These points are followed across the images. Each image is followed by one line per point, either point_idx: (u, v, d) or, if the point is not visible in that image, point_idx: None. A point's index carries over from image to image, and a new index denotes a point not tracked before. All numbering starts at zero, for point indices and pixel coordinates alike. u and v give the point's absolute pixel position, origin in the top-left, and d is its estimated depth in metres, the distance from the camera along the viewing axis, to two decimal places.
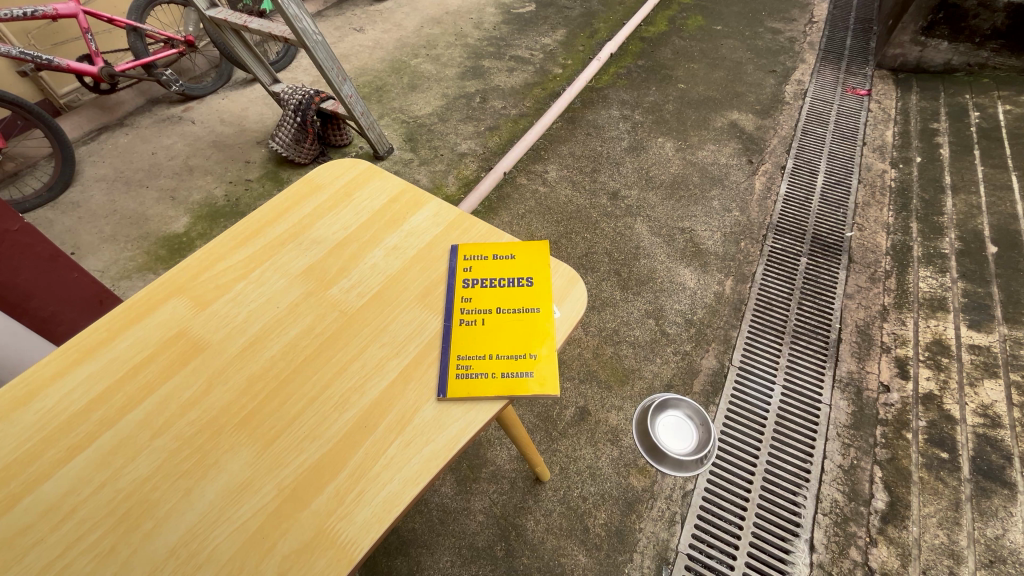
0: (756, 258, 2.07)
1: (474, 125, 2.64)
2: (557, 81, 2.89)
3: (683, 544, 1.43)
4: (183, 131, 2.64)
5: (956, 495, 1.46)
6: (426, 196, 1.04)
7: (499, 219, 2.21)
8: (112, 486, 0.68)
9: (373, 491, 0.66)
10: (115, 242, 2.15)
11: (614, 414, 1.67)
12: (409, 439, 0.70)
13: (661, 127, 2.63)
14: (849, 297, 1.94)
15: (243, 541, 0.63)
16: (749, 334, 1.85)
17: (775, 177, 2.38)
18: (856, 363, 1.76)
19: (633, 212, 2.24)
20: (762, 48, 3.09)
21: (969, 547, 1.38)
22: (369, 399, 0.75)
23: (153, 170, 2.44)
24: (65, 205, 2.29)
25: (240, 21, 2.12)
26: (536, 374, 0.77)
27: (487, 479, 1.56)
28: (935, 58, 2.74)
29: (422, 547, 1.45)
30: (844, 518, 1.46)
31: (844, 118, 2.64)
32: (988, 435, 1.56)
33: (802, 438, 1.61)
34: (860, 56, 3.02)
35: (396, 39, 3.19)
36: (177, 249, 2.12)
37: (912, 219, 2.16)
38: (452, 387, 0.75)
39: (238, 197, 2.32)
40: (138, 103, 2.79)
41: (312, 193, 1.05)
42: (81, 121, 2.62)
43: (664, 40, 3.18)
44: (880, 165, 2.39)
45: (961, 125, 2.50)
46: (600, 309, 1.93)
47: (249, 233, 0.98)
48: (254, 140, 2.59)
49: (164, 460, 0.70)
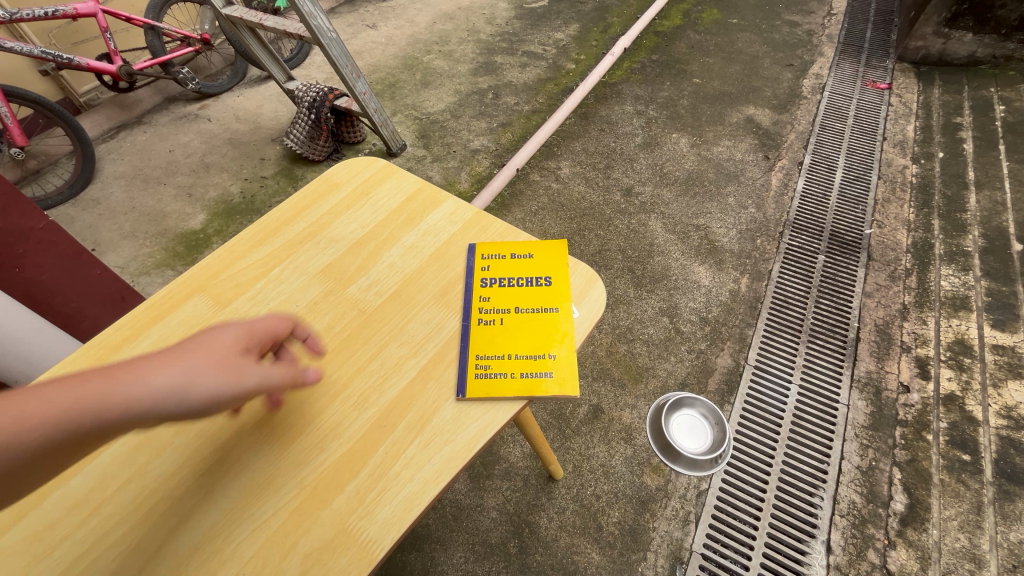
0: (772, 256, 2.04)
1: (486, 121, 2.63)
2: (571, 76, 2.87)
3: (697, 543, 1.42)
4: (199, 129, 2.66)
5: (977, 498, 1.45)
6: (443, 195, 1.04)
7: (512, 216, 2.21)
8: (138, 482, 0.69)
9: (394, 490, 0.66)
10: (134, 239, 2.19)
11: (628, 412, 1.67)
12: (429, 439, 0.71)
13: (676, 122, 2.60)
14: (868, 295, 1.90)
15: (266, 538, 0.64)
16: (766, 333, 1.83)
17: (792, 173, 2.34)
18: (875, 363, 1.73)
19: (647, 209, 2.22)
20: (779, 41, 3.04)
21: (992, 551, 1.37)
22: (389, 398, 0.75)
23: (170, 167, 2.47)
24: (86, 202, 2.33)
25: (255, 19, 2.13)
26: (554, 374, 0.76)
27: (500, 477, 1.56)
28: (959, 50, 2.68)
29: (436, 543, 1.45)
30: (862, 519, 1.44)
31: (863, 112, 2.59)
32: (1012, 437, 1.54)
33: (819, 438, 1.59)
34: (881, 49, 2.95)
35: (409, 35, 3.19)
36: (195, 246, 2.15)
37: (934, 216, 2.12)
38: (472, 388, 0.74)
39: (253, 194, 2.35)
40: (156, 101, 2.82)
41: (330, 191, 1.05)
42: (100, 119, 2.66)
43: (679, 34, 3.14)
44: (901, 160, 2.34)
45: (985, 119, 2.45)
46: (614, 306, 1.91)
47: (268, 231, 0.98)
48: (270, 137, 2.62)
49: (188, 457, 0.71)
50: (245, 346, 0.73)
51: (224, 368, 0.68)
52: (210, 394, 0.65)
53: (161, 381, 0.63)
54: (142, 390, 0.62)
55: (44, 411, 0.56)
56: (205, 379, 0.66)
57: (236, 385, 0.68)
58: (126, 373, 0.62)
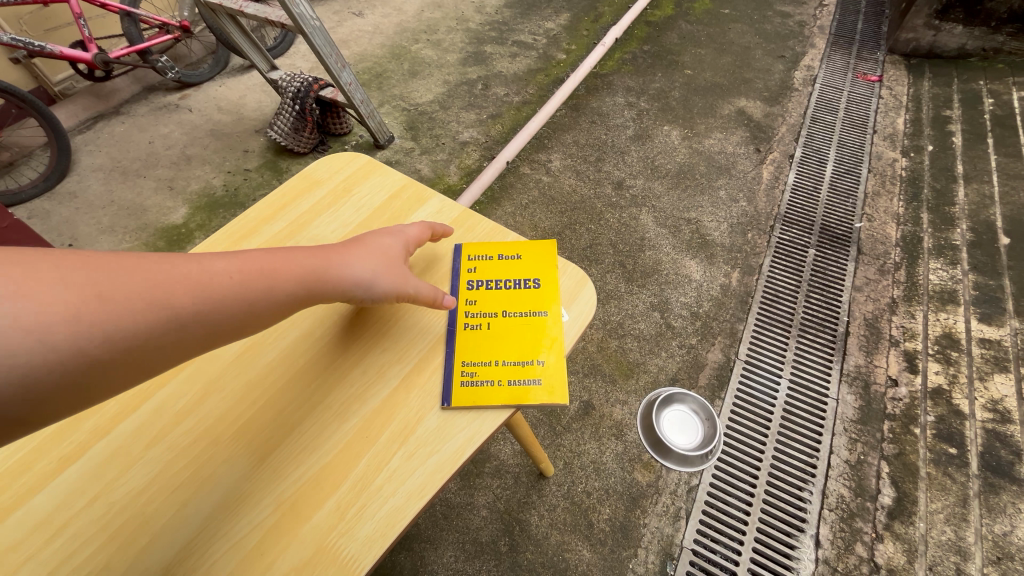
0: (763, 250, 2.03)
1: (476, 113, 2.58)
2: (561, 67, 2.83)
3: (688, 539, 1.42)
4: (180, 120, 2.59)
5: (964, 491, 1.46)
6: (428, 192, 1.01)
7: (502, 210, 2.17)
8: (107, 499, 0.65)
9: (375, 505, 0.64)
10: (113, 233, 2.12)
11: (619, 408, 1.65)
12: (412, 451, 0.68)
13: (667, 114, 2.57)
14: (857, 289, 1.90)
15: (243, 557, 0.61)
16: (756, 328, 1.82)
17: (783, 166, 2.32)
18: (865, 357, 1.74)
19: (638, 202, 2.20)
20: (771, 32, 3.01)
21: (976, 544, 1.38)
22: (371, 407, 0.72)
23: (150, 159, 2.40)
24: (62, 196, 2.26)
25: (235, 6, 2.06)
26: (542, 382, 0.74)
27: (490, 475, 1.54)
28: (949, 43, 2.68)
29: (425, 542, 1.43)
30: (850, 513, 1.44)
31: (854, 105, 2.58)
32: (997, 431, 1.56)
33: (809, 433, 1.59)
34: (872, 40, 2.94)
35: (396, 24, 3.12)
36: (176, 241, 2.10)
37: (923, 209, 2.12)
38: (457, 396, 0.72)
39: (237, 188, 2.29)
40: (134, 91, 2.73)
41: (311, 189, 1.01)
42: (76, 110, 2.57)
43: (670, 24, 3.10)
44: (891, 153, 2.34)
45: (974, 113, 2.45)
46: (604, 301, 1.89)
47: (246, 231, 0.94)
48: (253, 128, 2.55)
49: (161, 471, 0.68)
50: (407, 248, 0.76)
51: (394, 268, 0.70)
52: (389, 290, 0.69)
53: (355, 271, 0.66)
54: (338, 274, 0.65)
55: (268, 277, 0.59)
56: (382, 280, 0.69)
57: (403, 289, 0.71)
58: (322, 255, 0.66)
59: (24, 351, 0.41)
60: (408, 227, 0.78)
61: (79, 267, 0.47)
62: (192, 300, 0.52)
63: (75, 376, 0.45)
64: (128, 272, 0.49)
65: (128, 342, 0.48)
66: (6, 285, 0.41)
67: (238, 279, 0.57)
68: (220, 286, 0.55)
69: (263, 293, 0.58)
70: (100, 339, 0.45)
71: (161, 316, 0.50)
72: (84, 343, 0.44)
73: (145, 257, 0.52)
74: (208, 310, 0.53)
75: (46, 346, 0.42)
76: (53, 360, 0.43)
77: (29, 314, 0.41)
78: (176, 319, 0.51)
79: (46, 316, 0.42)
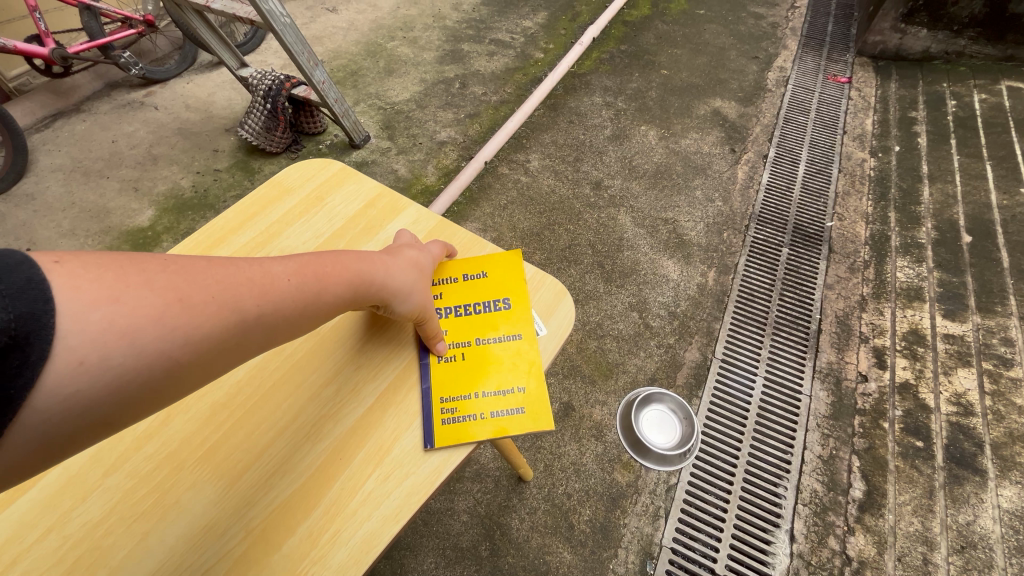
0: (738, 249, 2.06)
1: (453, 112, 2.56)
2: (539, 66, 2.82)
3: (667, 537, 1.43)
4: (145, 118, 2.49)
5: (930, 482, 1.50)
6: (404, 201, 0.99)
7: (480, 211, 2.15)
8: (60, 532, 0.62)
9: (350, 530, 0.62)
10: (74, 237, 2.04)
11: (598, 409, 1.66)
12: (388, 473, 0.67)
13: (644, 114, 2.58)
14: (829, 287, 1.95)
15: None
16: (732, 326, 1.85)
17: (757, 166, 2.36)
18: (836, 354, 1.78)
19: (616, 203, 2.21)
20: (745, 33, 3.06)
21: (942, 534, 1.42)
22: (344, 428, 0.71)
23: (114, 159, 2.31)
24: (19, 197, 2.16)
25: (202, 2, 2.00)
26: (525, 409, 0.72)
27: (470, 479, 1.53)
28: (914, 46, 2.76)
29: (406, 550, 1.42)
30: (823, 507, 1.48)
31: (825, 106, 2.63)
32: (960, 423, 1.61)
33: (783, 430, 1.62)
34: (842, 42, 3.00)
35: (372, 20, 3.06)
36: (142, 244, 2.02)
37: (891, 208, 2.18)
38: (440, 436, 0.69)
39: (206, 188, 2.22)
40: (96, 87, 2.62)
41: (281, 197, 0.99)
42: (33, 107, 2.46)
43: (647, 24, 3.11)
44: (860, 154, 2.39)
45: (938, 114, 2.53)
46: (584, 302, 1.90)
47: (213, 241, 0.91)
48: (223, 127, 2.47)
49: (119, 500, 0.65)
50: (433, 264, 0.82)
51: (425, 284, 0.76)
52: (418, 305, 0.73)
53: (397, 280, 0.70)
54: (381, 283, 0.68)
55: (321, 281, 0.61)
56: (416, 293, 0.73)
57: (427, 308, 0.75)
58: (366, 260, 0.67)
59: (118, 353, 0.42)
60: (432, 247, 0.84)
61: (159, 269, 0.47)
62: (257, 303, 0.53)
63: (156, 379, 0.46)
64: (200, 271, 0.50)
65: (204, 346, 0.48)
66: (98, 290, 0.42)
67: (296, 283, 0.57)
68: (281, 290, 0.56)
69: (318, 297, 0.60)
70: (182, 342, 0.46)
71: (232, 321, 0.50)
72: (167, 345, 0.45)
73: (212, 261, 0.52)
74: (269, 311, 0.54)
75: (135, 349, 0.43)
76: (142, 362, 0.44)
77: (119, 318, 0.43)
78: (243, 322, 0.52)
79: (137, 315, 0.43)
